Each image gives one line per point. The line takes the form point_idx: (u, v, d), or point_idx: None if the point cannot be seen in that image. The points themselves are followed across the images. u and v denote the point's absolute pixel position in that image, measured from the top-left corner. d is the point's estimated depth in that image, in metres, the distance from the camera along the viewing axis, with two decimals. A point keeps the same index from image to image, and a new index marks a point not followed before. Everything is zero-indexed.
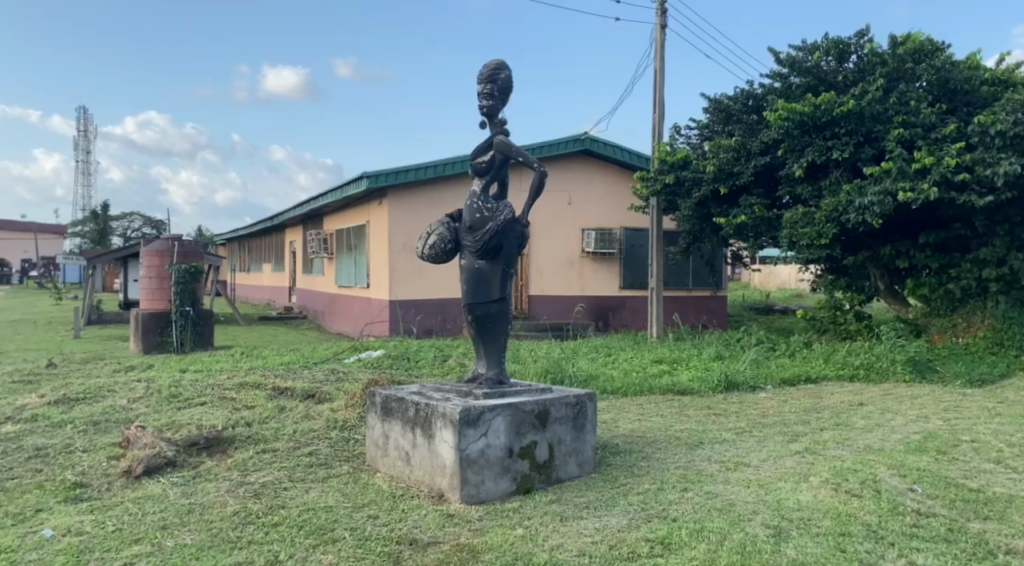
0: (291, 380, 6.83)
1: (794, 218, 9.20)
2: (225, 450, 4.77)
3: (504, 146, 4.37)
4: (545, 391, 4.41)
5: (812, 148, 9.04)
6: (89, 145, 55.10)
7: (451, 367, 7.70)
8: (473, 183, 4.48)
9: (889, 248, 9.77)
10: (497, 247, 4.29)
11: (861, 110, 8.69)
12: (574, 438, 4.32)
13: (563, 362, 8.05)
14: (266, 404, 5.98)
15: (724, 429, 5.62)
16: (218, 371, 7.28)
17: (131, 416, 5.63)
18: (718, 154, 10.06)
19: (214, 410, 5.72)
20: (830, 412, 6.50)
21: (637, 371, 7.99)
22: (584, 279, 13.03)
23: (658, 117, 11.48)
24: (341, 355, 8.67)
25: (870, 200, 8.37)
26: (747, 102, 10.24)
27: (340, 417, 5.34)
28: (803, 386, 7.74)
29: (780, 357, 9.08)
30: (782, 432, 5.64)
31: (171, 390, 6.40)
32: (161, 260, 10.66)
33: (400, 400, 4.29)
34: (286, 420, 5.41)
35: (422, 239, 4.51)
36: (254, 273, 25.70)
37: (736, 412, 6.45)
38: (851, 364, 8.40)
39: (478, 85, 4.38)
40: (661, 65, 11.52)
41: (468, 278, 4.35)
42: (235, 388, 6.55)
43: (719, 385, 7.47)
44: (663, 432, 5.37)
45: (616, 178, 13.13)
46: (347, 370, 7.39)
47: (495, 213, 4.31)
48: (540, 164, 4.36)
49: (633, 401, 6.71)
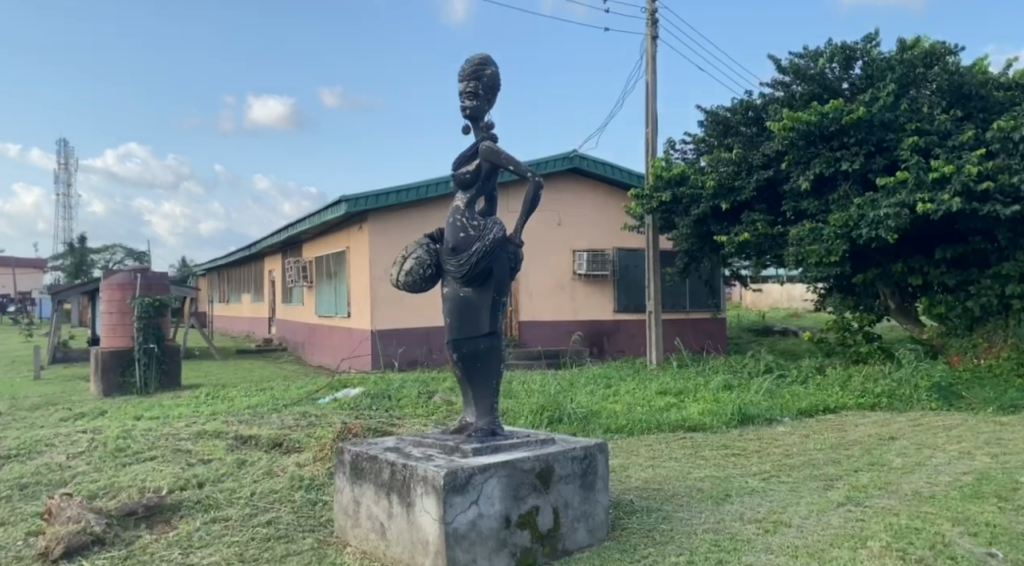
0: (257, 427, 6.08)
1: (801, 235, 8.62)
2: (169, 521, 4.02)
3: (492, 153, 3.70)
4: (547, 442, 3.71)
5: (820, 159, 8.48)
6: (69, 178, 54.34)
7: (437, 406, 6.97)
8: (456, 197, 3.82)
9: (902, 264, 9.21)
10: (485, 271, 3.62)
11: (872, 118, 8.14)
12: (583, 499, 3.62)
13: (561, 396, 7.32)
14: (226, 457, 5.23)
15: (748, 475, 4.91)
16: (176, 417, 6.51)
17: (66, 476, 4.85)
18: (718, 168, 9.49)
19: (162, 468, 4.96)
20: (860, 448, 5.82)
21: (641, 405, 7.29)
22: (577, 302, 12.37)
23: (652, 131, 10.92)
24: (317, 394, 7.91)
25: (884, 213, 7.82)
26: (746, 113, 9.69)
27: (307, 474, 4.59)
28: (823, 418, 7.07)
29: (793, 384, 8.41)
30: (816, 477, 4.94)
31: (119, 442, 5.61)
32: (123, 293, 9.90)
33: (372, 460, 3.57)
34: (244, 479, 4.67)
35: (398, 264, 3.83)
36: (233, 304, 24.85)
37: (757, 451, 5.75)
38: (871, 392, 7.75)
39: (460, 83, 3.73)
40: (653, 78, 10.98)
41: (451, 308, 3.66)
42: (192, 438, 5.78)
43: (733, 419, 6.77)
44: (682, 482, 4.65)
45: (608, 197, 12.55)
46: (320, 413, 6.64)
47: (482, 232, 3.63)
48: (534, 172, 3.69)
49: (640, 441, 6.00)
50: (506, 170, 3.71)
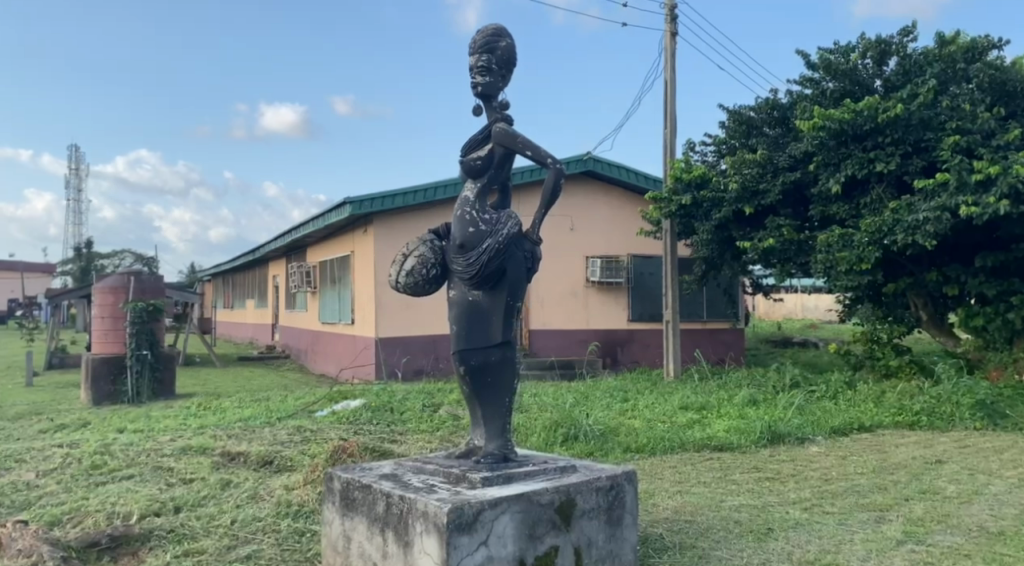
0: (247, 443, 5.61)
1: (830, 240, 8.14)
2: (136, 553, 3.52)
3: (506, 137, 3.22)
4: (566, 469, 3.22)
5: (852, 161, 7.99)
6: (81, 184, 54.35)
7: (442, 421, 6.48)
8: (465, 186, 3.34)
9: (936, 273, 8.69)
10: (498, 271, 3.14)
11: (910, 116, 7.67)
12: (609, 537, 3.12)
13: (575, 411, 6.81)
14: (210, 477, 4.75)
15: (787, 504, 4.39)
16: (161, 431, 6.05)
17: (32, 497, 4.39)
18: (742, 170, 9.05)
19: (138, 488, 4.48)
20: (906, 473, 5.28)
21: (661, 422, 6.77)
22: (589, 311, 11.87)
23: (670, 132, 10.45)
24: (315, 406, 7.43)
25: (922, 217, 7.39)
26: (771, 112, 9.23)
27: (295, 499, 4.10)
28: (859, 437, 6.54)
29: (823, 399, 7.87)
30: (864, 507, 4.40)
31: (95, 459, 5.14)
32: (115, 297, 9.48)
33: (366, 489, 3.08)
34: (227, 503, 4.18)
35: (398, 263, 3.36)
36: (237, 310, 24.44)
37: (792, 475, 5.23)
38: (909, 410, 7.19)
39: (471, 56, 3.26)
40: (672, 76, 10.52)
41: (458, 314, 3.20)
42: (176, 454, 5.32)
43: (763, 438, 6.26)
44: (715, 512, 4.12)
45: (624, 202, 12.07)
46: (316, 428, 6.15)
47: (495, 227, 3.15)
48: (555, 158, 3.21)
49: (663, 463, 5.49)
50: (522, 156, 3.23)
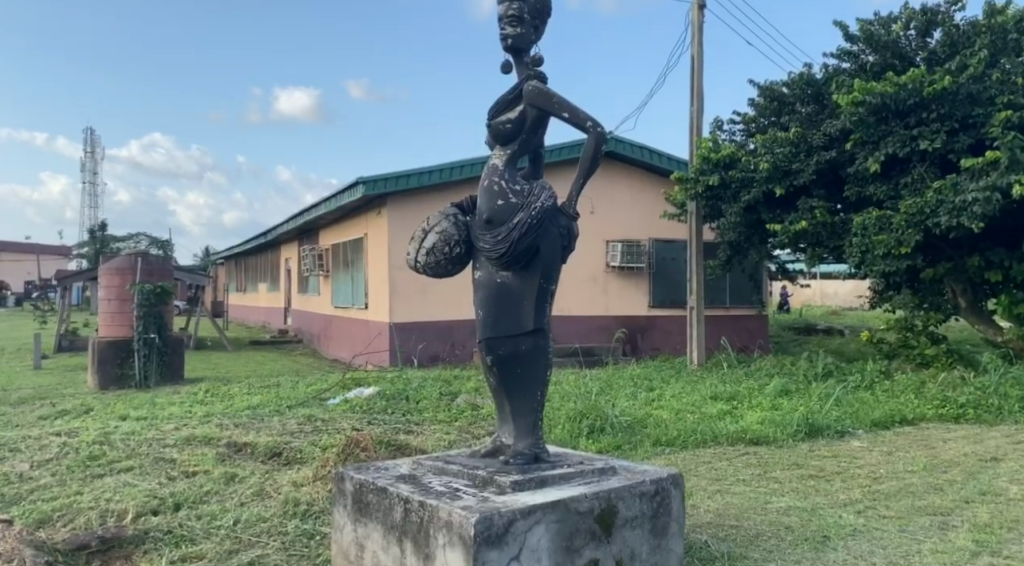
0: (254, 433, 5.31)
1: (867, 223, 7.75)
2: (129, 556, 3.22)
3: (540, 97, 2.85)
4: (605, 472, 2.87)
5: (893, 138, 7.51)
6: (96, 167, 54.38)
7: (460, 411, 6.15)
8: (493, 153, 2.97)
9: (979, 258, 8.22)
10: (530, 250, 2.78)
11: (958, 90, 7.20)
12: (653, 548, 2.78)
13: (600, 401, 6.46)
14: (214, 470, 4.45)
15: (836, 507, 4.02)
16: (165, 419, 5.76)
17: (23, 491, 4.10)
18: (774, 149, 8.63)
19: (137, 483, 4.18)
20: (961, 471, 4.88)
21: (691, 413, 6.40)
22: (609, 296, 11.50)
23: (697, 110, 10.01)
24: (326, 393, 7.12)
25: (969, 198, 6.93)
26: (805, 88, 8.77)
27: (304, 497, 3.78)
28: (902, 431, 6.15)
29: (859, 390, 7.47)
30: (922, 510, 4.02)
31: (94, 449, 4.85)
32: (121, 278, 9.20)
33: (380, 492, 2.74)
34: (230, 500, 3.87)
35: (416, 240, 3.00)
36: (250, 294, 24.25)
37: (837, 473, 4.85)
38: (953, 402, 6.78)
39: (500, 4, 2.88)
40: (700, 51, 10.07)
41: (486, 297, 2.85)
42: (179, 445, 5.02)
43: (800, 432, 5.89)
44: (762, 516, 3.76)
45: (646, 183, 11.64)
46: (328, 417, 5.84)
47: (528, 199, 2.79)
48: (595, 121, 2.84)
49: (697, 458, 5.12)
50: (558, 119, 2.86)
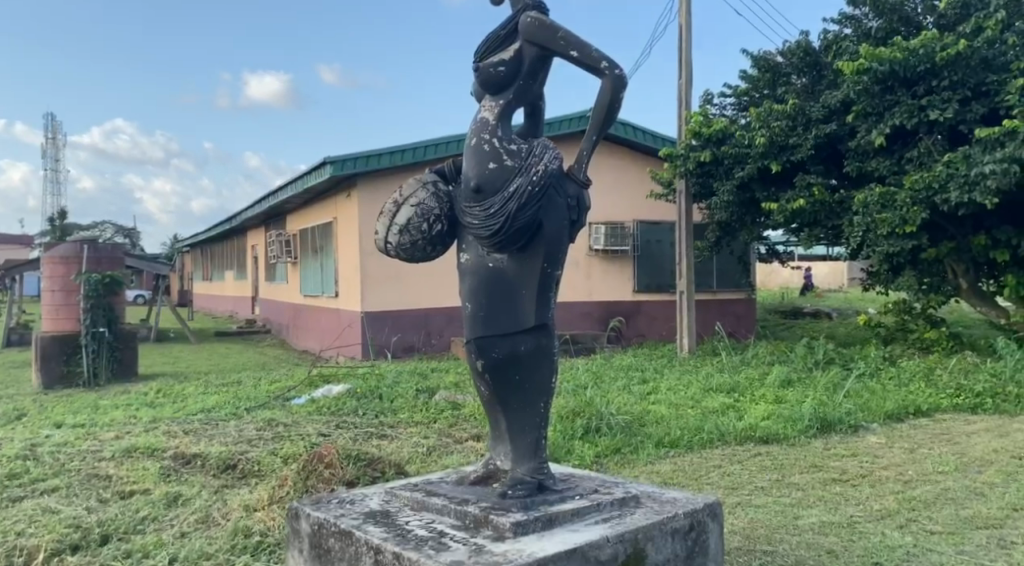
0: (205, 442, 4.67)
1: (869, 200, 7.24)
2: None
3: (542, 31, 2.24)
4: (627, 504, 2.30)
5: (900, 109, 6.99)
6: (57, 154, 52.59)
7: (439, 410, 5.55)
8: (481, 104, 2.37)
9: (983, 236, 7.79)
10: (531, 226, 2.19)
11: (972, 55, 6.73)
12: None
13: (593, 396, 5.90)
14: (154, 491, 3.80)
15: (876, 521, 3.50)
16: (105, 426, 5.10)
17: None
18: (769, 123, 8.09)
19: (58, 509, 3.52)
20: (996, 471, 4.40)
21: (690, 408, 5.88)
22: (592, 281, 10.96)
23: (685, 82, 9.45)
24: (291, 392, 6.48)
25: (984, 171, 6.45)
26: (804, 57, 8.26)
27: (256, 527, 3.18)
28: (917, 423, 5.69)
29: (864, 377, 7.01)
30: (971, 522, 3.51)
31: (15, 465, 4.18)
32: (67, 268, 8.46)
33: (345, 536, 2.15)
34: (167, 531, 3.24)
35: (386, 216, 2.39)
36: (216, 283, 23.37)
37: (863, 476, 4.34)
38: (968, 390, 6.33)
39: None
40: (688, 20, 9.50)
41: (477, 285, 2.26)
42: (117, 457, 4.37)
43: (812, 427, 5.39)
44: (798, 536, 3.24)
45: (630, 162, 11.08)
46: (291, 421, 5.21)
47: (527, 161, 2.20)
48: (612, 63, 2.25)
49: (705, 462, 4.59)
50: (564, 60, 2.27)
